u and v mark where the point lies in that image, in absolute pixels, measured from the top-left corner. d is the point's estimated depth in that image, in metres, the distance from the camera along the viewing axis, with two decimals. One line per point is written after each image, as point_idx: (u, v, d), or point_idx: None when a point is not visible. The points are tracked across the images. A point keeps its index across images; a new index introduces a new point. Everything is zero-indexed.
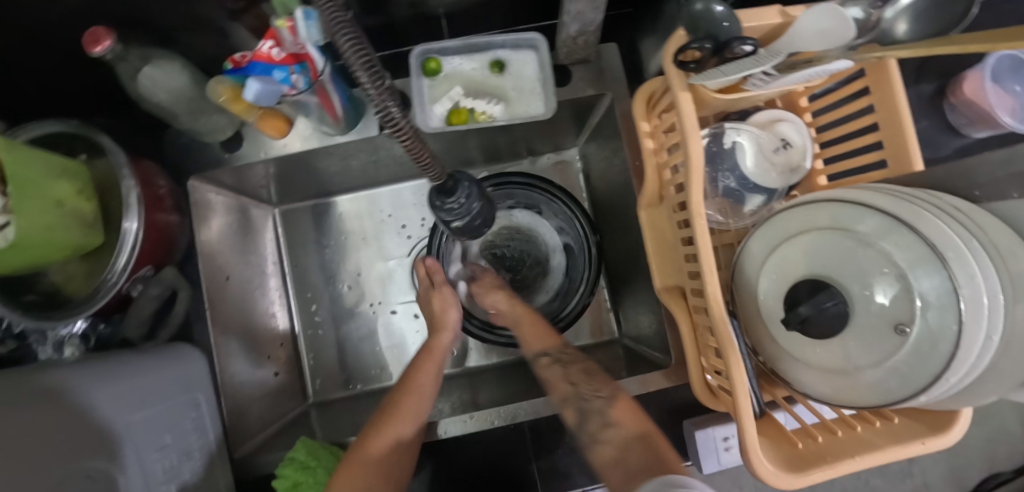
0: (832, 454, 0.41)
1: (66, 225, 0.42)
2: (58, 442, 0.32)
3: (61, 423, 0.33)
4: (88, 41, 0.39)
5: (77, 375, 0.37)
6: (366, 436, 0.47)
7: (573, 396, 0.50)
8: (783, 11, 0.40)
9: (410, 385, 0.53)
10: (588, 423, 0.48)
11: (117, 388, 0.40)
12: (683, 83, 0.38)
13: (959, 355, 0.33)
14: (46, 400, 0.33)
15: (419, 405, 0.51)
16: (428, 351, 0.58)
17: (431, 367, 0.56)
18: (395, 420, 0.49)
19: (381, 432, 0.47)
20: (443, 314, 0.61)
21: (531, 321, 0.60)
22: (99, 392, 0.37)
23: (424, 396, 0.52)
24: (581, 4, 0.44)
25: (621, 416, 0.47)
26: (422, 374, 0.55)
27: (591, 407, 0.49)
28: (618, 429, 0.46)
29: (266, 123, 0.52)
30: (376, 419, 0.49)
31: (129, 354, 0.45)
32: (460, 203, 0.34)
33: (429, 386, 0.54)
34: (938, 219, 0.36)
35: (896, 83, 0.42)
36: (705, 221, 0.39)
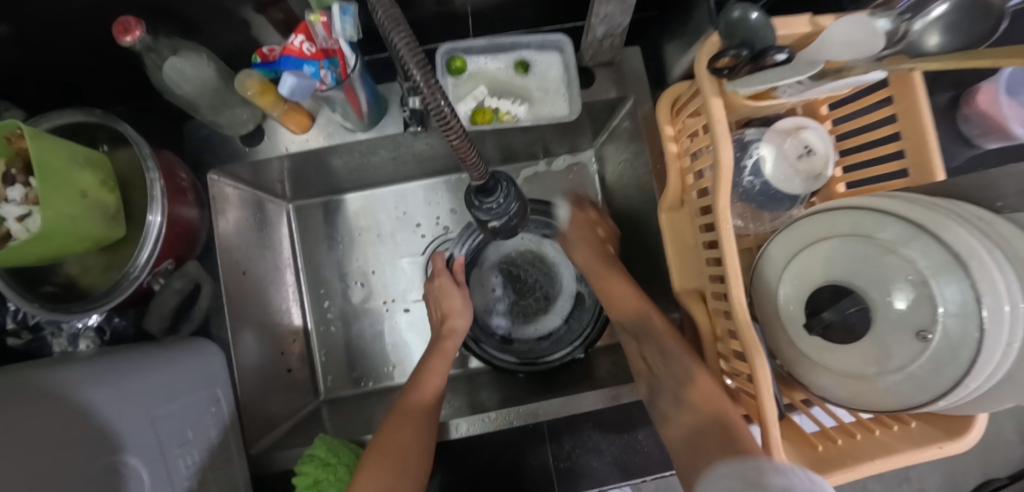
0: (851, 457, 0.41)
1: (91, 216, 0.41)
2: (87, 439, 0.32)
3: (84, 419, 0.32)
4: (118, 30, 0.38)
5: (89, 370, 0.37)
6: (382, 436, 0.47)
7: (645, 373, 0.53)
8: (813, 21, 0.40)
9: (422, 377, 0.55)
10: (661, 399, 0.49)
11: (133, 383, 0.39)
12: (715, 88, 0.39)
13: (979, 363, 0.34)
14: (68, 396, 0.33)
15: (429, 405, 0.52)
16: (439, 351, 0.59)
17: (440, 366, 0.57)
18: (410, 416, 0.50)
19: (399, 430, 0.48)
20: (453, 320, 0.62)
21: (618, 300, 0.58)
22: (114, 387, 0.36)
23: (433, 395, 0.54)
24: (611, 7, 0.44)
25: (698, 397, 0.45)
26: (433, 374, 0.56)
27: (666, 386, 0.49)
28: (694, 413, 0.44)
29: (290, 119, 0.52)
30: (389, 420, 0.49)
31: (143, 347, 0.45)
32: (498, 203, 0.35)
33: (439, 387, 0.55)
34: (962, 227, 0.36)
35: (920, 93, 0.42)
36: (731, 225, 0.40)
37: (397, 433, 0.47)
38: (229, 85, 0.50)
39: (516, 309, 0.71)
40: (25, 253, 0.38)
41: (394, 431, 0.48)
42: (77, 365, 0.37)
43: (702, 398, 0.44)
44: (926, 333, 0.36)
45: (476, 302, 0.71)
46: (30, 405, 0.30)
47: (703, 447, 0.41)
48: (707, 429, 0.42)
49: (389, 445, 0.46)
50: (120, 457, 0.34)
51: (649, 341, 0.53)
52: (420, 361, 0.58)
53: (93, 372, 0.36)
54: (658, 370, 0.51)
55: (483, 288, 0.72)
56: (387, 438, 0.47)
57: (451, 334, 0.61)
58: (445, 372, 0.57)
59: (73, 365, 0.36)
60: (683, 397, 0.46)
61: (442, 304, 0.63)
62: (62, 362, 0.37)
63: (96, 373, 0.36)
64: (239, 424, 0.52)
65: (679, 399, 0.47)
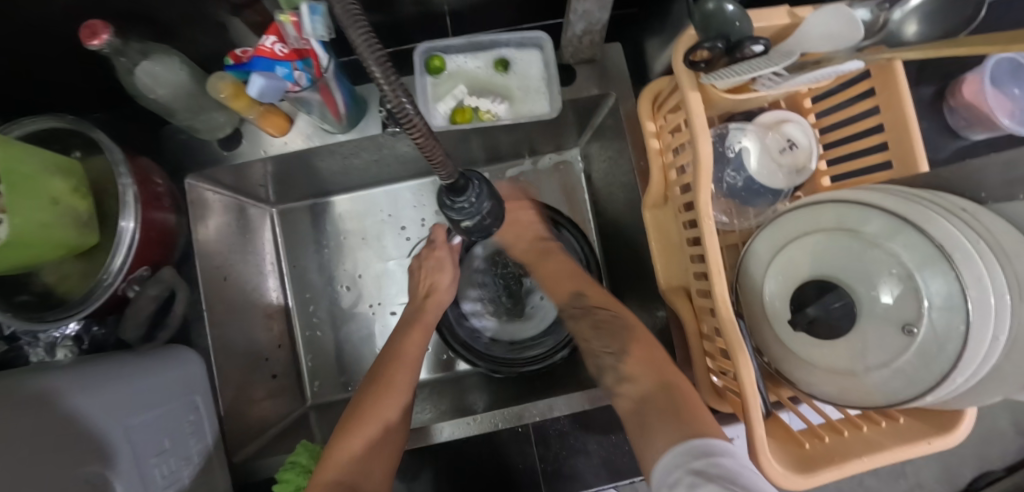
0: (839, 454, 0.40)
1: (62, 224, 0.41)
2: (56, 452, 0.31)
3: (54, 430, 0.32)
4: (84, 34, 0.38)
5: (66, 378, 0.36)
6: (366, 405, 0.48)
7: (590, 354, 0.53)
8: (792, 12, 0.39)
9: (399, 358, 0.54)
10: (605, 377, 0.50)
11: (111, 388, 0.38)
12: (693, 82, 0.38)
13: (966, 355, 0.34)
14: (36, 407, 0.32)
15: (408, 379, 0.52)
16: (416, 324, 0.58)
17: (420, 338, 0.56)
18: (395, 389, 0.50)
19: (376, 405, 0.48)
20: (437, 294, 0.61)
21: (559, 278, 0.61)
22: (96, 395, 0.37)
23: (411, 371, 0.53)
24: (589, 3, 0.44)
25: (633, 368, 0.47)
26: (410, 345, 0.55)
27: (607, 364, 0.50)
28: (634, 384, 0.45)
29: (267, 122, 0.52)
30: (372, 389, 0.50)
31: (121, 356, 0.44)
32: (470, 203, 0.34)
33: (416, 357, 0.54)
34: (947, 221, 0.36)
35: (902, 84, 0.42)
36: (713, 221, 0.39)
37: (379, 403, 0.48)
38: (204, 88, 0.49)
39: (540, 299, 0.68)
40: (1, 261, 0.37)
41: (380, 400, 0.48)
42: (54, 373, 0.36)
43: (638, 367, 0.46)
44: (911, 324, 0.36)
45: (495, 324, 0.68)
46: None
47: (642, 421, 0.41)
48: (653, 402, 0.42)
49: (371, 414, 0.47)
50: (91, 468, 0.33)
51: (586, 317, 0.56)
52: (398, 334, 0.57)
53: (71, 381, 0.36)
54: (596, 348, 0.52)
55: (474, 310, 0.68)
56: (368, 405, 0.48)
57: (435, 307, 0.60)
58: (424, 345, 0.56)
59: (37, 376, 0.35)
60: (622, 373, 0.47)
61: (433, 278, 0.62)
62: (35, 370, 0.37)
63: (77, 382, 0.36)
64: (223, 430, 0.52)
65: (619, 375, 0.48)
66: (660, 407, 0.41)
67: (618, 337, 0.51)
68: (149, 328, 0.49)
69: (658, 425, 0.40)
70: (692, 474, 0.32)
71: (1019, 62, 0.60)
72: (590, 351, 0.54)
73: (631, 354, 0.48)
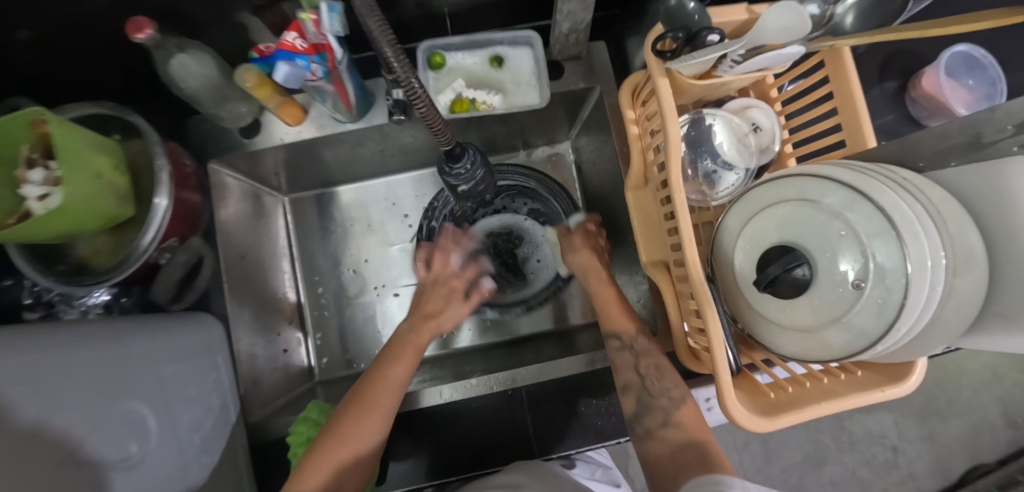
0: (801, 401, 0.45)
1: (104, 196, 0.46)
2: (96, 385, 0.35)
3: (95, 366, 0.36)
4: (130, 28, 0.43)
5: (28, 380, 0.30)
6: (344, 425, 0.46)
7: (638, 387, 0.50)
8: (749, 8, 0.45)
9: (381, 379, 0.51)
10: (648, 417, 0.48)
11: (84, 389, 0.34)
12: (660, 70, 0.44)
13: (908, 305, 0.38)
14: (85, 346, 0.37)
15: (392, 399, 0.50)
16: (405, 345, 0.56)
17: (410, 361, 0.54)
18: (377, 412, 0.48)
19: (356, 427, 0.47)
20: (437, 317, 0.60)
21: (611, 301, 0.58)
22: (72, 404, 0.33)
23: (396, 391, 0.51)
24: (573, 3, 0.49)
25: (687, 418, 0.46)
26: (399, 367, 0.52)
27: (656, 404, 0.48)
28: (677, 430, 0.46)
29: (285, 111, 0.58)
30: (351, 407, 0.48)
31: (83, 332, 0.38)
32: (465, 169, 0.40)
33: (403, 379, 0.52)
34: (893, 192, 0.41)
35: (850, 70, 0.47)
36: (683, 193, 0.44)
37: (357, 424, 0.47)
38: (229, 80, 0.55)
39: (538, 261, 0.75)
40: (53, 224, 0.43)
41: (359, 422, 0.47)
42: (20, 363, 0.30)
43: (690, 419, 0.46)
44: (862, 286, 0.40)
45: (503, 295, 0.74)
46: (60, 349, 0.34)
47: (677, 471, 0.42)
48: (687, 451, 0.43)
49: (351, 435, 0.46)
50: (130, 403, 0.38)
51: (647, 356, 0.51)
52: (386, 353, 0.55)
53: (48, 385, 0.31)
54: (654, 388, 0.49)
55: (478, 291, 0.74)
56: (343, 425, 0.47)
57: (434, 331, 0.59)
58: (413, 367, 0.54)
59: (82, 324, 0.40)
60: (671, 418, 0.47)
61: (440, 304, 0.62)
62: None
63: (50, 393, 0.31)
64: (237, 393, 0.55)
65: (666, 420, 0.47)
66: (693, 459, 0.43)
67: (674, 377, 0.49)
68: (178, 289, 0.56)
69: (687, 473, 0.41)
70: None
71: (972, 56, 0.66)
72: (641, 388, 0.50)
73: (687, 405, 0.47)
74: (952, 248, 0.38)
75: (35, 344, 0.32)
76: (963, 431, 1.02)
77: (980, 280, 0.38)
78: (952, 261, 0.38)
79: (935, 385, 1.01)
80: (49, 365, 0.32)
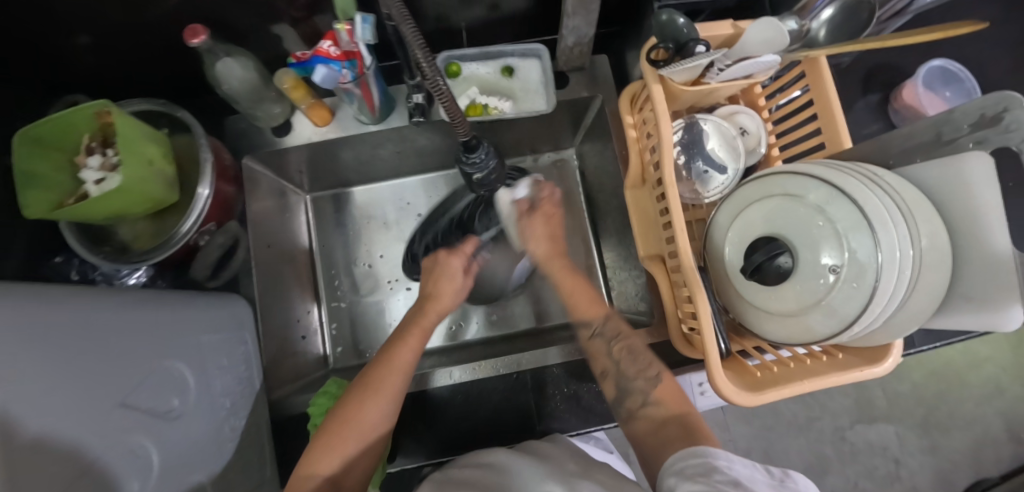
0: (784, 380, 0.49)
1: (155, 182, 0.52)
2: (124, 345, 0.39)
3: (122, 330, 0.40)
4: (187, 34, 0.49)
5: (59, 366, 0.32)
6: (350, 408, 0.49)
7: (613, 371, 0.54)
8: (734, 24, 0.50)
9: (388, 362, 0.53)
10: (628, 399, 0.52)
11: (106, 361, 0.37)
12: (654, 77, 0.49)
13: (880, 289, 0.42)
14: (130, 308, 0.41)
15: (398, 383, 0.52)
16: (416, 325, 0.58)
17: (416, 344, 0.56)
18: (381, 394, 0.50)
19: (364, 408, 0.49)
20: (441, 297, 0.60)
21: (576, 288, 0.62)
22: (96, 380, 0.35)
23: (402, 373, 0.53)
24: (576, 19, 0.55)
25: (664, 396, 0.50)
26: (404, 350, 0.54)
27: (635, 387, 0.52)
28: (658, 408, 0.49)
29: (314, 113, 0.64)
30: (358, 389, 0.50)
31: (118, 300, 0.42)
32: (479, 159, 0.45)
33: (408, 363, 0.54)
34: (869, 188, 0.44)
35: (826, 80, 0.52)
36: (676, 188, 0.49)
37: (364, 406, 0.49)
38: (266, 83, 0.60)
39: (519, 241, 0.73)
40: (111, 205, 0.49)
41: (364, 404, 0.49)
42: (49, 339, 0.32)
43: (668, 396, 0.50)
44: (838, 278, 0.44)
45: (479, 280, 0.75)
46: (99, 309, 0.38)
47: (661, 445, 0.45)
48: (672, 425, 0.47)
49: (358, 417, 0.49)
50: None
51: (619, 341, 0.56)
52: (393, 336, 0.57)
53: (77, 362, 0.34)
54: (629, 371, 0.53)
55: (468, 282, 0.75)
56: (350, 407, 0.49)
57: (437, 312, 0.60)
58: (418, 351, 0.55)
59: (129, 292, 0.45)
60: (650, 397, 0.51)
61: (440, 284, 0.61)
62: (43, 297, 0.34)
63: (77, 374, 0.34)
64: (257, 370, 0.59)
65: (646, 399, 0.51)
66: (676, 432, 0.46)
67: (646, 357, 0.54)
68: (215, 269, 0.62)
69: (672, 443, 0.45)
70: (696, 467, 0.38)
71: (949, 70, 0.71)
72: (617, 371, 0.54)
73: (663, 382, 0.52)
74: (921, 238, 0.42)
75: (78, 303, 0.36)
76: (966, 444, 0.98)
77: (943, 274, 0.42)
78: (919, 256, 0.42)
79: (936, 395, 0.98)
80: (88, 323, 0.36)
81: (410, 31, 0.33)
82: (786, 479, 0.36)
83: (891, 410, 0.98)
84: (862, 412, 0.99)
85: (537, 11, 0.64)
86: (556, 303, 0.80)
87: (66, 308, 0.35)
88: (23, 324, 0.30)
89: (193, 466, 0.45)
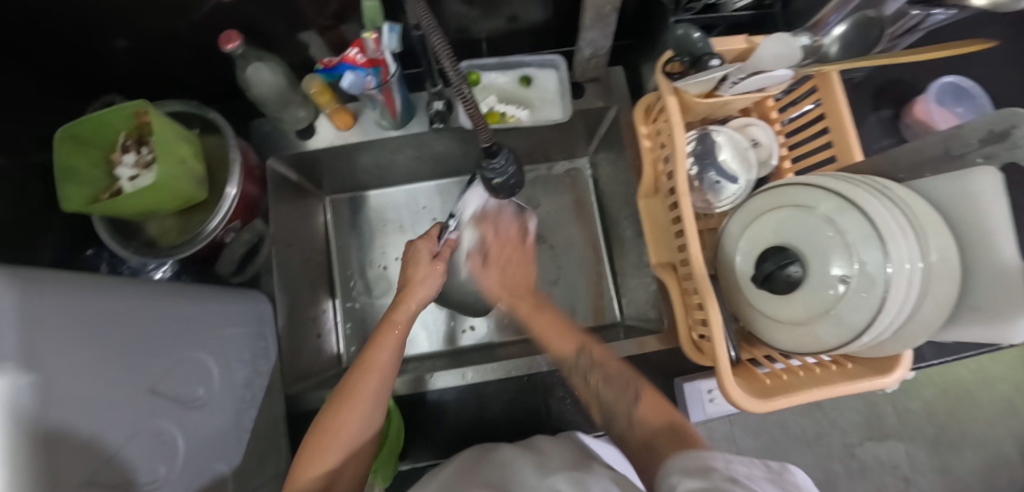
0: (793, 387, 0.49)
1: (185, 180, 0.54)
2: (150, 334, 0.41)
3: (152, 320, 0.41)
4: (222, 40, 0.52)
5: (94, 350, 0.34)
6: (327, 418, 0.49)
7: (597, 403, 0.55)
8: (749, 39, 0.52)
9: (366, 366, 0.52)
10: (616, 425, 0.52)
11: (136, 348, 0.38)
12: (670, 89, 0.51)
13: (888, 301, 0.42)
14: (157, 300, 0.43)
15: (378, 388, 0.51)
16: (388, 326, 0.56)
17: (393, 342, 0.55)
18: (357, 401, 0.49)
19: (341, 417, 0.49)
20: (412, 288, 0.59)
21: (550, 325, 0.63)
22: (127, 367, 0.37)
23: (380, 377, 0.52)
24: (594, 32, 0.57)
25: (649, 413, 0.50)
26: (381, 351, 0.53)
27: (617, 412, 0.52)
28: (644, 423, 0.49)
29: (337, 117, 0.66)
30: (337, 398, 0.50)
31: (150, 290, 0.44)
32: (500, 164, 0.47)
33: (388, 366, 0.53)
34: (879, 201, 0.45)
35: (839, 94, 0.53)
36: (689, 197, 0.50)
37: (341, 415, 0.49)
38: (293, 88, 0.63)
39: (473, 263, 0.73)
40: (143, 200, 0.51)
41: (342, 413, 0.49)
42: (87, 323, 0.34)
43: (652, 411, 0.50)
44: (849, 288, 0.44)
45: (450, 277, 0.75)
46: (129, 298, 0.40)
47: (654, 449, 0.46)
48: (662, 429, 0.47)
49: (335, 427, 0.48)
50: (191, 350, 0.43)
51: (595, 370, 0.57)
52: (369, 337, 0.55)
53: (112, 347, 0.36)
54: (607, 398, 0.54)
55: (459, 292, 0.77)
56: (329, 416, 0.49)
57: (407, 301, 0.58)
58: (397, 351, 0.55)
59: (159, 283, 0.46)
60: (634, 418, 0.51)
61: (409, 270, 0.61)
62: (83, 283, 0.36)
63: (110, 359, 0.35)
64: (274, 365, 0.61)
65: (630, 420, 0.51)
66: (665, 437, 0.47)
67: (626, 381, 0.54)
68: (240, 264, 0.65)
69: (664, 443, 0.45)
70: (697, 467, 0.37)
71: (961, 86, 0.72)
72: (597, 398, 0.55)
73: (644, 397, 0.52)
74: (929, 252, 0.43)
75: (111, 292, 0.38)
76: (979, 465, 0.96)
77: (952, 287, 0.43)
78: (928, 269, 0.42)
79: (947, 414, 0.96)
80: (117, 311, 0.38)
81: (438, 43, 0.35)
82: (781, 472, 0.37)
83: (902, 427, 0.97)
84: (872, 429, 0.97)
85: (556, 23, 0.66)
86: (567, 309, 0.80)
87: (105, 295, 0.37)
88: (66, 307, 0.32)
89: (214, 456, 0.46)
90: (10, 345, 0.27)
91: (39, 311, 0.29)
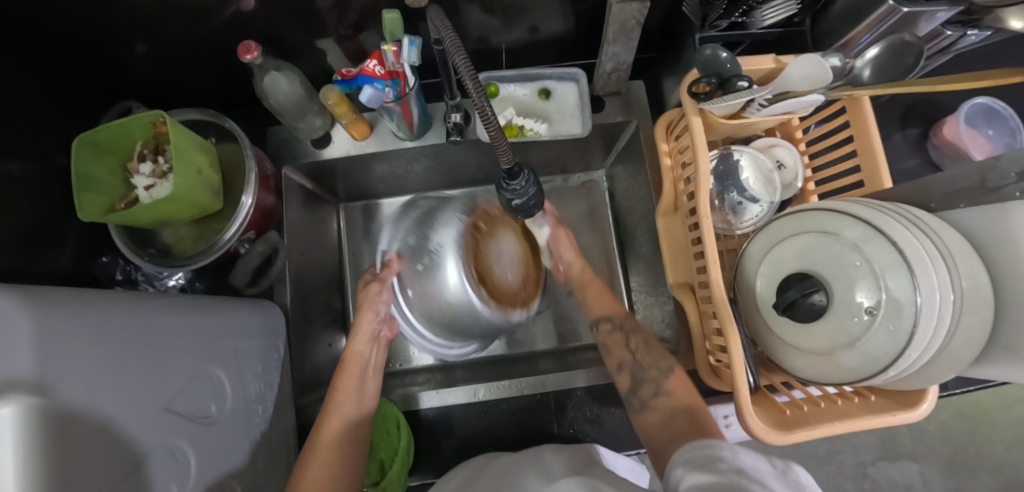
0: (813, 420, 0.48)
1: (202, 189, 0.53)
2: (166, 349, 0.40)
3: (167, 335, 0.41)
4: (241, 50, 0.51)
5: (111, 368, 0.34)
6: (303, 462, 0.50)
7: (630, 363, 0.57)
8: (777, 59, 0.50)
9: (329, 410, 0.55)
10: (641, 389, 0.53)
11: (154, 363, 0.38)
12: (695, 109, 0.50)
13: (917, 334, 0.41)
14: (171, 314, 0.42)
15: (342, 427, 0.54)
16: (347, 364, 0.60)
17: (349, 381, 0.58)
18: (326, 447, 0.51)
19: (315, 461, 0.50)
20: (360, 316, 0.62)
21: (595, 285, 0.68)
22: (142, 385, 0.37)
23: (344, 418, 0.55)
24: (616, 46, 0.56)
25: (676, 388, 0.52)
26: (341, 394, 0.57)
27: (648, 376, 0.54)
28: (667, 403, 0.50)
29: (354, 127, 0.65)
30: (311, 444, 0.52)
31: (165, 304, 0.43)
32: (519, 186, 0.47)
33: (350, 407, 0.56)
34: (907, 229, 0.44)
35: (868, 117, 0.52)
36: (711, 220, 0.49)
37: (312, 461, 0.50)
38: (310, 97, 0.62)
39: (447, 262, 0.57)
40: (160, 211, 0.50)
41: (316, 456, 0.50)
42: (105, 341, 0.34)
43: (679, 389, 0.51)
44: (874, 320, 0.43)
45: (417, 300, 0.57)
46: (145, 312, 0.39)
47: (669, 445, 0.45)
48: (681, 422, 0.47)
49: (310, 471, 0.49)
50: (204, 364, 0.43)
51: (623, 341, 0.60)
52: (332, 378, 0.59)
53: (129, 363, 0.36)
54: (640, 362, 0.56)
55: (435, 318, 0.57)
56: (305, 464, 0.50)
57: (359, 329, 0.62)
58: (358, 388, 0.58)
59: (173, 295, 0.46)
60: (662, 388, 0.52)
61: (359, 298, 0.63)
62: (101, 301, 0.36)
63: (127, 379, 0.35)
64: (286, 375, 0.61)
65: (658, 390, 0.52)
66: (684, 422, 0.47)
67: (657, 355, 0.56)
68: (254, 275, 0.65)
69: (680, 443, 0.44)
70: (704, 460, 0.36)
71: (991, 108, 0.70)
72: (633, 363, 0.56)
73: (674, 376, 0.53)
74: (960, 285, 0.41)
75: (127, 308, 0.38)
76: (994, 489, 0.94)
77: (982, 320, 0.41)
78: (960, 300, 0.41)
79: (962, 436, 0.95)
80: (133, 327, 0.37)
81: (460, 61, 0.34)
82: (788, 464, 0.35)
83: (915, 448, 0.95)
84: (886, 449, 0.95)
85: (577, 35, 0.65)
86: (582, 324, 0.79)
87: (120, 312, 0.37)
88: (83, 328, 0.32)
89: (226, 469, 0.46)
90: (24, 373, 0.26)
91: (58, 333, 0.29)
